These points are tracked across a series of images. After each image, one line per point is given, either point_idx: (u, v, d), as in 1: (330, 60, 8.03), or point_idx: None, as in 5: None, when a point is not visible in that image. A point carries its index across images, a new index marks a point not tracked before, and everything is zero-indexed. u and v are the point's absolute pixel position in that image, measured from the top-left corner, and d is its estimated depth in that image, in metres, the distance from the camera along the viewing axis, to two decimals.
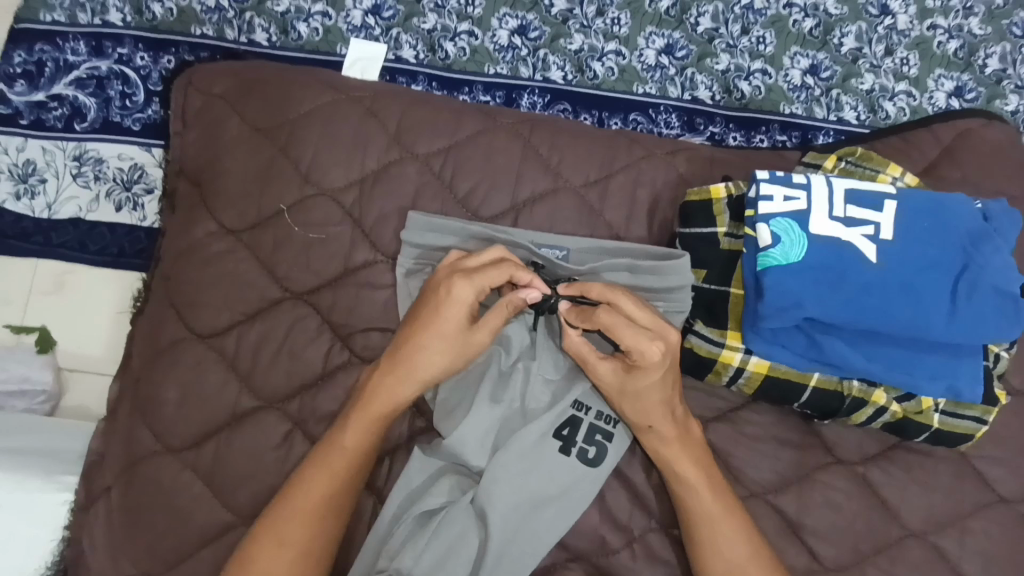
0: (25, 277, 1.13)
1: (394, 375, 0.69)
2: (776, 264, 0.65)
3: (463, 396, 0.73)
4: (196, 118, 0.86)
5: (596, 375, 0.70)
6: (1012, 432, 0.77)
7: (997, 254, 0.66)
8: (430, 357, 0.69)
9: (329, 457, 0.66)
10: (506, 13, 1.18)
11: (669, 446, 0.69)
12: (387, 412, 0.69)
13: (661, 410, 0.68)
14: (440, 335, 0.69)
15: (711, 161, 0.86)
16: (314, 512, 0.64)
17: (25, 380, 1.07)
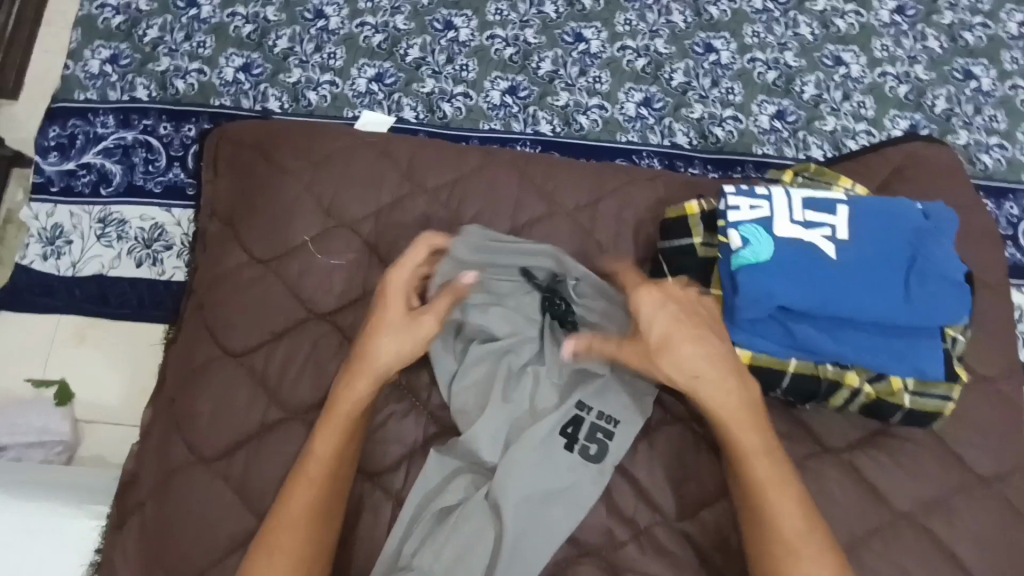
0: (48, 332, 1.20)
1: (355, 383, 0.75)
2: (748, 263, 0.74)
3: (479, 398, 0.81)
4: (227, 167, 0.96)
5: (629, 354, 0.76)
6: (984, 415, 0.84)
7: (940, 246, 0.76)
8: (386, 342, 0.76)
9: (308, 468, 0.71)
10: (497, 76, 1.33)
11: (719, 398, 0.70)
12: (349, 412, 0.73)
13: (697, 361, 0.71)
14: (379, 329, 0.77)
15: (687, 184, 0.95)
16: (297, 521, 0.68)
17: (44, 431, 1.10)
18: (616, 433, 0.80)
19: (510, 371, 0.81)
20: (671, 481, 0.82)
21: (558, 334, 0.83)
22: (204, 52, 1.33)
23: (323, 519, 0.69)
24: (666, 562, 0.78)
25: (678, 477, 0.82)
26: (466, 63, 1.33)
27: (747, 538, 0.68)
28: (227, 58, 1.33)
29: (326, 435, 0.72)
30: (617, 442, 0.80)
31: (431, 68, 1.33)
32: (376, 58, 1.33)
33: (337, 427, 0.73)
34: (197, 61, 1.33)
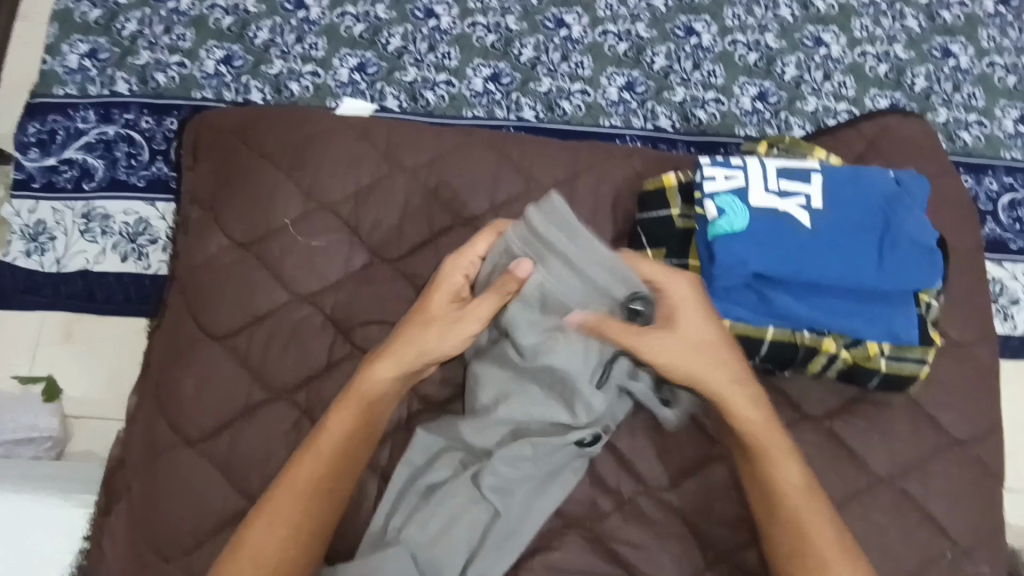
0: (35, 330, 1.18)
1: (386, 366, 0.75)
2: (723, 233, 0.75)
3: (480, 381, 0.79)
4: (206, 153, 0.96)
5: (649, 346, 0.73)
6: (957, 379, 0.85)
7: (912, 213, 0.77)
8: (422, 338, 0.75)
9: (317, 442, 0.72)
10: (479, 63, 1.33)
11: (747, 399, 0.74)
12: (372, 396, 0.74)
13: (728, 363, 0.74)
14: (424, 317, 0.76)
15: (664, 160, 0.96)
16: (304, 495, 0.70)
17: (34, 428, 1.09)
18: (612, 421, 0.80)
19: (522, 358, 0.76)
20: (653, 451, 0.83)
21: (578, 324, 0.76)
22: (185, 45, 1.33)
23: (326, 499, 0.70)
24: (649, 530, 0.79)
25: (660, 447, 0.83)
26: (448, 51, 1.33)
27: (770, 541, 0.71)
28: (208, 50, 1.32)
29: (341, 415, 0.73)
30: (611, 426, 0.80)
31: (412, 56, 1.33)
32: (357, 48, 1.33)
33: (351, 412, 0.73)
34: (178, 54, 1.32)
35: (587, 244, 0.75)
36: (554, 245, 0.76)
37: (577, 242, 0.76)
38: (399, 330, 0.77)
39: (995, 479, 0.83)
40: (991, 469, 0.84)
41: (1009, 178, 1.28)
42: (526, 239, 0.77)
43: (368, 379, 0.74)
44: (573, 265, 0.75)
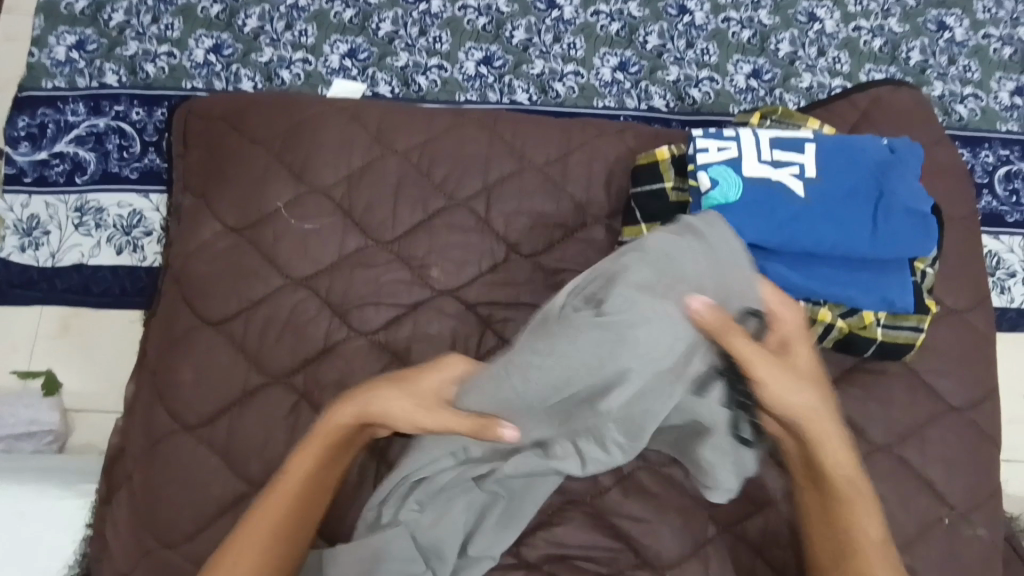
0: (31, 324, 1.18)
1: (347, 409, 0.69)
2: (718, 204, 0.75)
3: (540, 354, 0.64)
4: (197, 140, 0.95)
5: (755, 358, 0.66)
6: (953, 347, 0.86)
7: (904, 180, 0.77)
8: (406, 415, 0.68)
9: (280, 481, 0.69)
10: (471, 47, 1.32)
11: (839, 443, 0.70)
12: (336, 438, 0.70)
13: (826, 401, 0.70)
14: (411, 389, 0.69)
15: (656, 136, 0.96)
16: (268, 536, 0.67)
17: (34, 422, 1.10)
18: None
19: (621, 337, 0.63)
20: None
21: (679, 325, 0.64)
22: (173, 34, 1.31)
23: (288, 542, 0.68)
24: (649, 504, 0.79)
25: None
26: (439, 35, 1.32)
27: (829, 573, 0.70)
28: (197, 39, 1.31)
29: (303, 455, 0.69)
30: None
31: (403, 41, 1.32)
32: (347, 34, 1.32)
33: (313, 456, 0.69)
34: (166, 44, 1.31)
35: (728, 251, 0.68)
36: (703, 236, 0.68)
37: (725, 242, 0.69)
38: (376, 387, 0.70)
39: (993, 445, 0.84)
40: (988, 435, 0.84)
41: (1005, 151, 1.28)
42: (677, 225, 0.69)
43: (330, 427, 0.69)
44: (714, 257, 0.67)
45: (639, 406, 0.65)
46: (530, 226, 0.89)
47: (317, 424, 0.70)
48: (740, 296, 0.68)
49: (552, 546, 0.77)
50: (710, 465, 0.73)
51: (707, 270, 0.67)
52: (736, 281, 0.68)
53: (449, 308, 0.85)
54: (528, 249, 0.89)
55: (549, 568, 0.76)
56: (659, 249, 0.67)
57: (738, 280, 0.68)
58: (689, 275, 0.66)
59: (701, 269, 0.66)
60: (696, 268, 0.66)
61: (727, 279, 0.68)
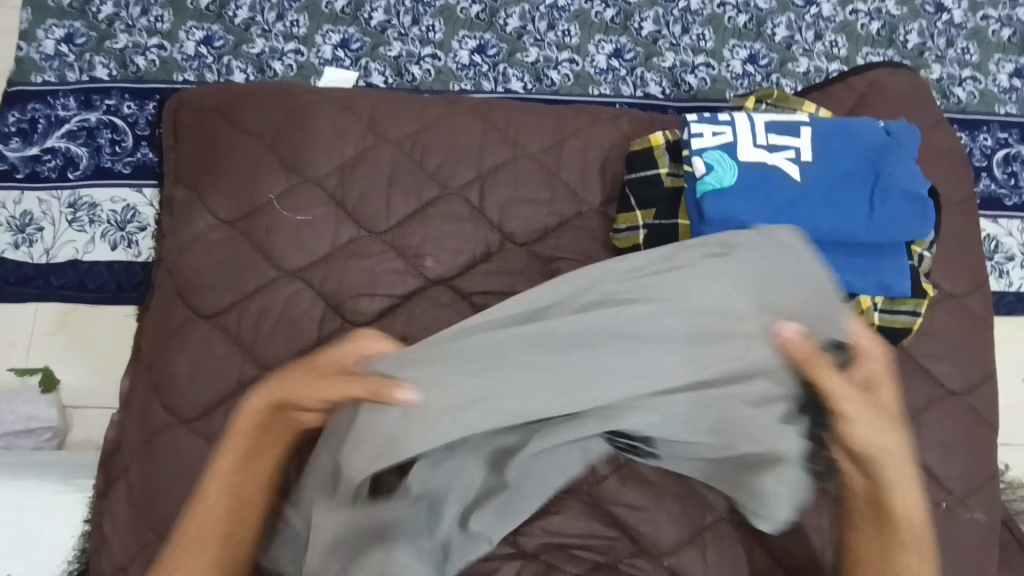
0: (26, 321, 1.17)
1: (260, 398, 0.68)
2: (711, 189, 0.75)
3: (613, 352, 0.65)
4: (187, 132, 0.94)
5: (841, 392, 0.65)
6: (950, 330, 0.85)
7: (901, 162, 0.77)
8: (311, 389, 0.67)
9: (212, 480, 0.66)
10: (464, 35, 1.30)
11: (911, 490, 0.67)
12: (256, 430, 0.68)
13: (907, 448, 0.67)
14: (316, 367, 0.68)
15: (651, 123, 0.95)
16: (210, 538, 0.64)
17: (31, 419, 1.09)
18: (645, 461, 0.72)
19: (698, 348, 0.66)
20: None
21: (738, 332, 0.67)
22: (163, 26, 1.30)
23: (233, 543, 0.65)
24: (648, 492, 0.79)
25: None
26: (432, 24, 1.31)
27: None
28: (187, 31, 1.29)
29: (230, 449, 0.67)
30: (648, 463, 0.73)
31: (396, 30, 1.30)
32: (340, 23, 1.30)
33: (235, 458, 0.67)
34: (156, 36, 1.29)
35: (813, 276, 0.68)
36: (789, 259, 0.69)
37: (809, 268, 0.69)
38: (285, 373, 0.69)
39: (990, 428, 0.84)
40: (985, 418, 0.84)
41: (1004, 134, 1.27)
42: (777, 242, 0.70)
43: (246, 422, 0.68)
44: (798, 279, 0.68)
45: (702, 417, 0.67)
46: (525, 214, 0.89)
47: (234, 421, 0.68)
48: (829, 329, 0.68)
49: (550, 535, 0.77)
50: (770, 494, 0.67)
51: (790, 289, 0.68)
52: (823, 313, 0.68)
53: (444, 298, 0.85)
54: (523, 238, 0.88)
55: (546, 557, 0.76)
56: (741, 263, 0.69)
57: (824, 305, 0.68)
58: (770, 297, 0.68)
59: (787, 294, 0.68)
60: (779, 292, 0.68)
61: (813, 310, 0.68)
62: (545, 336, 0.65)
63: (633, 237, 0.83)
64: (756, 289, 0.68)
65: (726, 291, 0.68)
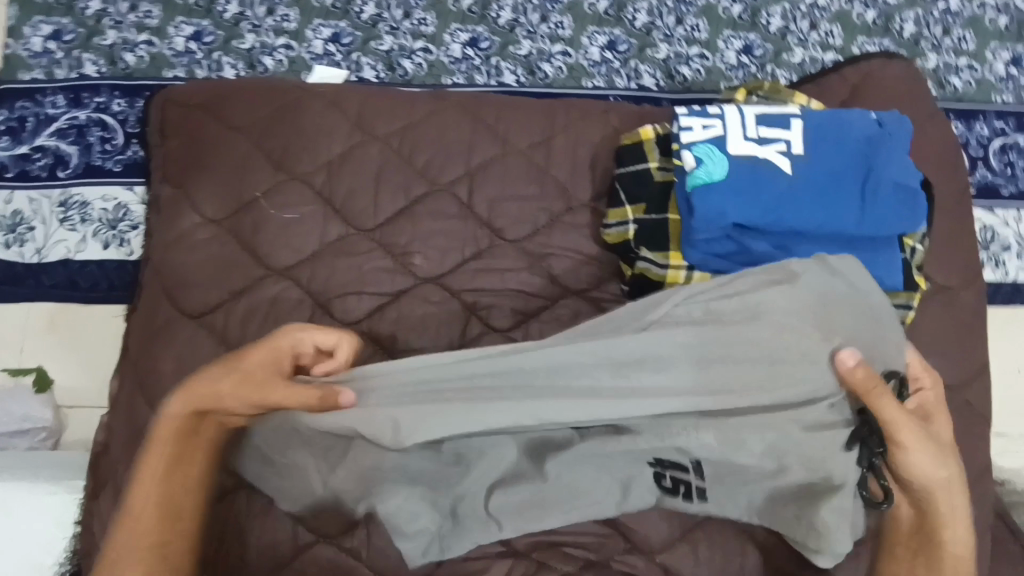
0: (18, 320, 1.15)
1: (179, 402, 0.69)
2: (701, 182, 0.74)
3: (660, 369, 0.68)
4: (172, 129, 0.93)
5: (896, 419, 0.69)
6: (943, 323, 0.85)
7: (893, 154, 0.76)
8: (233, 393, 0.68)
9: (142, 484, 0.68)
10: (456, 28, 1.29)
11: (958, 512, 0.73)
12: (176, 437, 0.69)
13: (958, 473, 0.73)
14: (235, 369, 0.69)
15: (642, 116, 0.94)
16: (144, 540, 0.67)
17: (26, 419, 1.08)
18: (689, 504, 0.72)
19: (761, 368, 0.68)
20: None
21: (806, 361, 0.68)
22: (152, 22, 1.28)
23: (167, 542, 0.68)
24: None
25: None
26: (424, 17, 1.29)
27: None
28: (177, 27, 1.28)
29: (154, 454, 0.69)
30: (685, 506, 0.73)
31: (388, 24, 1.29)
32: (331, 18, 1.29)
33: (160, 460, 0.69)
34: (146, 32, 1.27)
35: (878, 312, 0.71)
36: (846, 284, 0.71)
37: (872, 300, 0.71)
38: (203, 374, 0.70)
39: (982, 422, 0.84)
40: (978, 411, 0.84)
41: (1001, 123, 1.26)
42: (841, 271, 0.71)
43: (169, 426, 0.69)
44: (862, 314, 0.71)
45: (759, 442, 0.67)
46: (515, 211, 0.88)
47: (156, 427, 0.70)
48: (885, 356, 0.71)
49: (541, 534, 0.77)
50: (829, 527, 0.68)
51: (854, 325, 0.70)
52: (877, 340, 0.71)
53: (434, 296, 0.84)
54: (514, 234, 0.87)
55: (537, 556, 0.76)
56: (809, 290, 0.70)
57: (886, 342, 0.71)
58: (829, 322, 0.70)
59: (843, 319, 0.70)
60: (835, 315, 0.70)
61: (867, 332, 0.70)
62: (595, 357, 0.68)
63: (624, 231, 0.82)
64: (810, 312, 0.70)
65: (783, 311, 0.69)
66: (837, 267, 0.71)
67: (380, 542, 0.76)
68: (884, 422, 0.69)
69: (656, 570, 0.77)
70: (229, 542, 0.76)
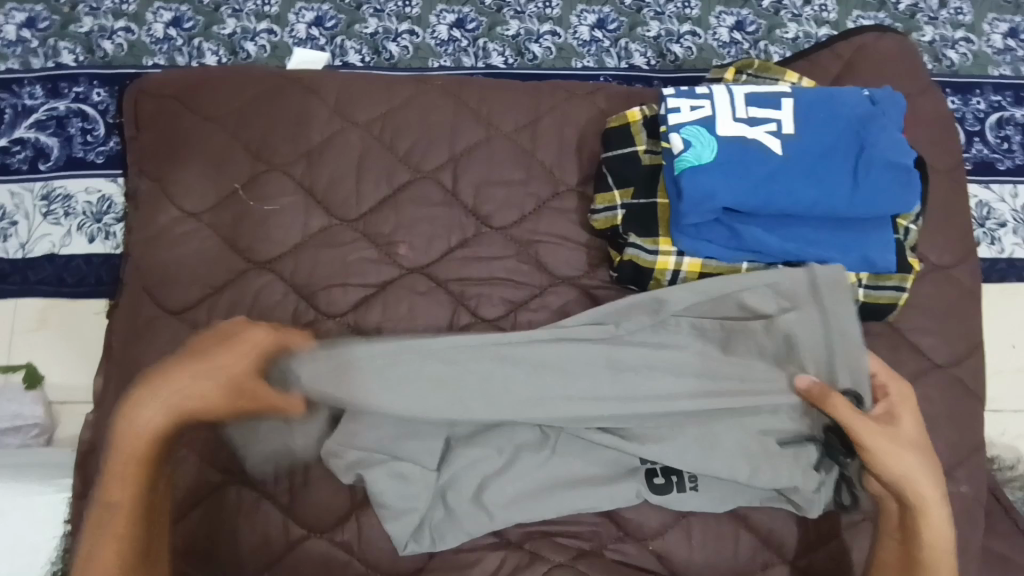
0: (6, 315, 1.11)
1: (149, 404, 0.67)
2: (690, 166, 0.72)
3: (643, 372, 0.74)
4: (147, 120, 0.90)
5: (855, 421, 0.70)
6: (936, 302, 0.84)
7: (885, 131, 0.74)
8: (206, 391, 0.68)
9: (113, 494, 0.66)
10: (442, 9, 1.25)
11: (934, 510, 0.71)
12: (147, 442, 0.67)
13: (932, 473, 0.71)
14: (211, 368, 0.68)
15: (629, 96, 0.92)
16: (119, 554, 0.64)
17: (17, 416, 1.03)
18: (682, 495, 0.76)
19: (730, 383, 0.74)
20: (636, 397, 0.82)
21: (763, 372, 0.75)
22: (129, 8, 1.23)
23: (145, 552, 0.66)
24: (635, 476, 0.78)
25: None
26: None
27: None
28: (155, 12, 1.23)
29: (128, 461, 0.66)
30: (679, 499, 0.76)
31: (372, 6, 1.25)
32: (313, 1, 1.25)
33: (131, 464, 0.66)
34: (123, 19, 1.23)
35: (840, 325, 0.74)
36: (822, 302, 0.74)
37: (836, 315, 0.74)
38: (172, 372, 0.68)
39: (977, 401, 0.83)
40: (972, 390, 0.83)
41: (997, 97, 1.23)
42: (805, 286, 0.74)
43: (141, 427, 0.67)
44: (823, 328, 0.75)
45: (727, 438, 0.75)
46: (502, 197, 0.86)
47: (121, 432, 0.67)
48: (846, 367, 0.74)
49: (534, 524, 0.76)
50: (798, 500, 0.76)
51: (814, 338, 0.75)
52: (846, 357, 0.74)
53: (421, 286, 0.83)
54: (500, 221, 0.85)
55: (530, 546, 0.76)
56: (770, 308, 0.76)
57: (849, 354, 0.74)
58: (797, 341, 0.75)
59: (813, 336, 0.75)
60: (803, 335, 0.75)
61: (828, 346, 0.74)
62: (583, 358, 0.74)
63: (612, 216, 0.80)
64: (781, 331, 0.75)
65: (753, 331, 0.76)
66: (820, 285, 0.73)
67: (371, 535, 0.75)
68: (854, 432, 0.71)
69: (649, 556, 0.77)
70: (217, 541, 0.75)
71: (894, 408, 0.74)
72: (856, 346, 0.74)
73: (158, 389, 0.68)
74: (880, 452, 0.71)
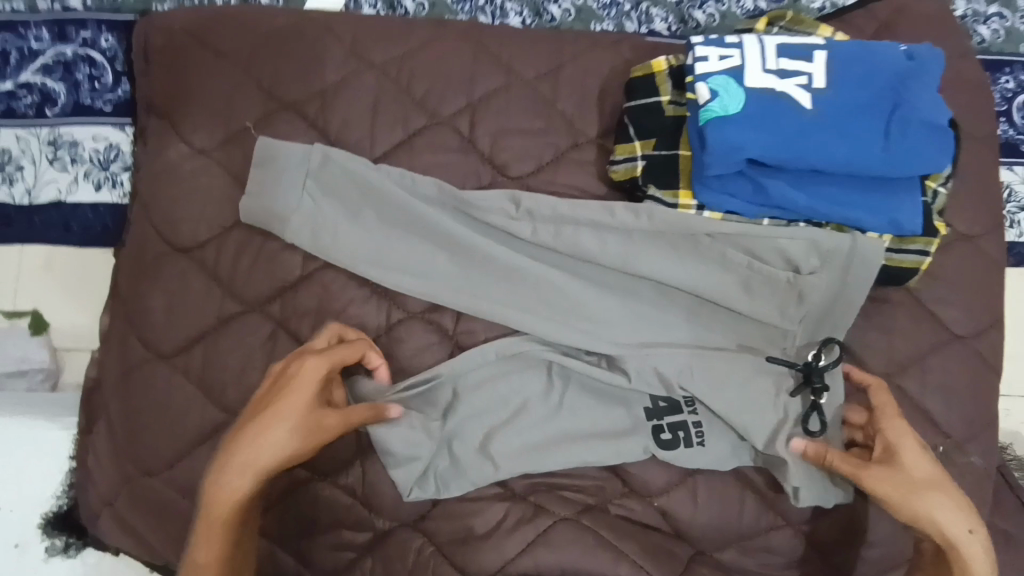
0: (12, 260, 1.10)
1: (230, 468, 0.63)
2: (716, 116, 0.70)
3: (648, 317, 0.77)
4: (158, 55, 0.87)
5: (856, 473, 0.69)
6: (960, 272, 0.82)
7: (921, 89, 0.71)
8: (280, 443, 0.64)
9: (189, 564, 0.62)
10: None
11: (966, 552, 0.65)
12: (229, 508, 0.63)
13: (956, 511, 0.67)
14: (285, 414, 0.64)
15: (653, 48, 0.90)
16: None
17: (24, 361, 1.05)
18: (690, 451, 0.75)
19: (728, 316, 0.77)
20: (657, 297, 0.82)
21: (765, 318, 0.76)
22: None
23: None
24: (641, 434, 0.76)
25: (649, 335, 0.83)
26: None
27: None
28: None
29: (209, 534, 0.63)
30: (686, 455, 0.75)
31: None
32: None
33: (214, 529, 0.63)
34: None
35: (853, 281, 0.74)
36: (848, 269, 0.73)
37: (856, 267, 0.73)
38: (248, 427, 0.64)
39: (996, 373, 0.81)
40: (991, 363, 0.82)
41: None
42: (829, 246, 0.73)
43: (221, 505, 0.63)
44: (839, 284, 0.74)
45: (728, 384, 0.75)
46: (519, 146, 0.84)
47: (207, 497, 0.63)
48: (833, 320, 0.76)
49: (539, 476, 0.76)
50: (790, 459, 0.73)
51: (829, 291, 0.74)
52: (839, 303, 0.75)
53: None
54: (517, 172, 0.83)
55: (535, 499, 0.75)
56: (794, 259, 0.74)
57: (847, 308, 0.75)
58: (814, 299, 0.74)
59: (828, 284, 0.74)
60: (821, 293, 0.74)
61: (837, 297, 0.75)
62: (591, 295, 0.76)
63: (631, 167, 0.78)
64: (801, 285, 0.74)
65: (773, 276, 0.74)
66: (856, 252, 0.72)
67: (375, 480, 0.75)
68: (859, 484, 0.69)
69: (654, 513, 0.77)
70: None
71: (895, 442, 0.69)
72: (859, 296, 0.74)
73: (234, 447, 0.64)
74: (894, 501, 0.67)
